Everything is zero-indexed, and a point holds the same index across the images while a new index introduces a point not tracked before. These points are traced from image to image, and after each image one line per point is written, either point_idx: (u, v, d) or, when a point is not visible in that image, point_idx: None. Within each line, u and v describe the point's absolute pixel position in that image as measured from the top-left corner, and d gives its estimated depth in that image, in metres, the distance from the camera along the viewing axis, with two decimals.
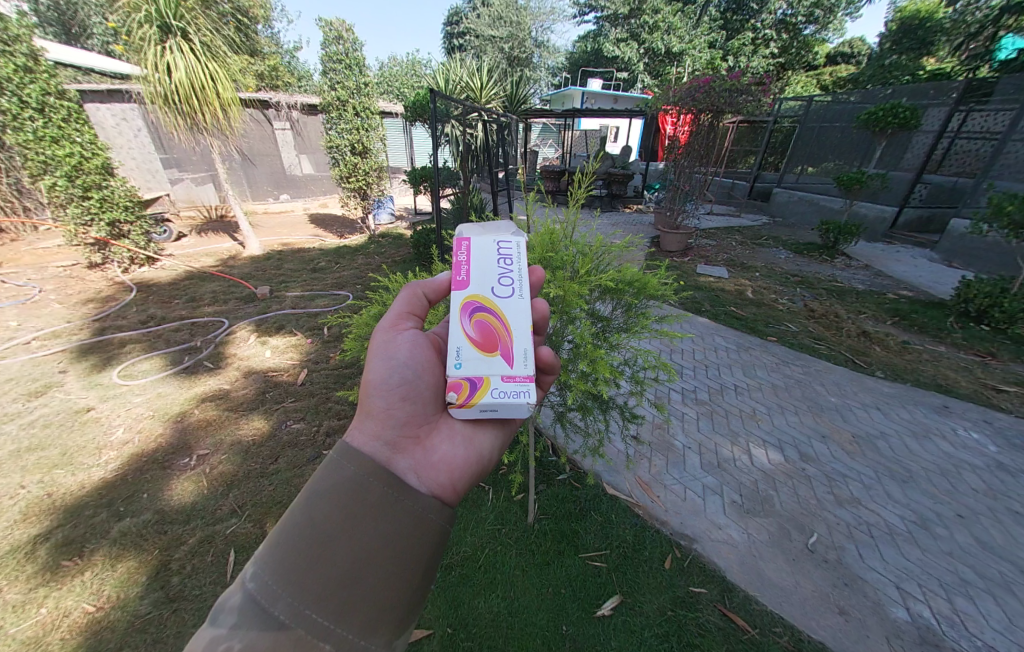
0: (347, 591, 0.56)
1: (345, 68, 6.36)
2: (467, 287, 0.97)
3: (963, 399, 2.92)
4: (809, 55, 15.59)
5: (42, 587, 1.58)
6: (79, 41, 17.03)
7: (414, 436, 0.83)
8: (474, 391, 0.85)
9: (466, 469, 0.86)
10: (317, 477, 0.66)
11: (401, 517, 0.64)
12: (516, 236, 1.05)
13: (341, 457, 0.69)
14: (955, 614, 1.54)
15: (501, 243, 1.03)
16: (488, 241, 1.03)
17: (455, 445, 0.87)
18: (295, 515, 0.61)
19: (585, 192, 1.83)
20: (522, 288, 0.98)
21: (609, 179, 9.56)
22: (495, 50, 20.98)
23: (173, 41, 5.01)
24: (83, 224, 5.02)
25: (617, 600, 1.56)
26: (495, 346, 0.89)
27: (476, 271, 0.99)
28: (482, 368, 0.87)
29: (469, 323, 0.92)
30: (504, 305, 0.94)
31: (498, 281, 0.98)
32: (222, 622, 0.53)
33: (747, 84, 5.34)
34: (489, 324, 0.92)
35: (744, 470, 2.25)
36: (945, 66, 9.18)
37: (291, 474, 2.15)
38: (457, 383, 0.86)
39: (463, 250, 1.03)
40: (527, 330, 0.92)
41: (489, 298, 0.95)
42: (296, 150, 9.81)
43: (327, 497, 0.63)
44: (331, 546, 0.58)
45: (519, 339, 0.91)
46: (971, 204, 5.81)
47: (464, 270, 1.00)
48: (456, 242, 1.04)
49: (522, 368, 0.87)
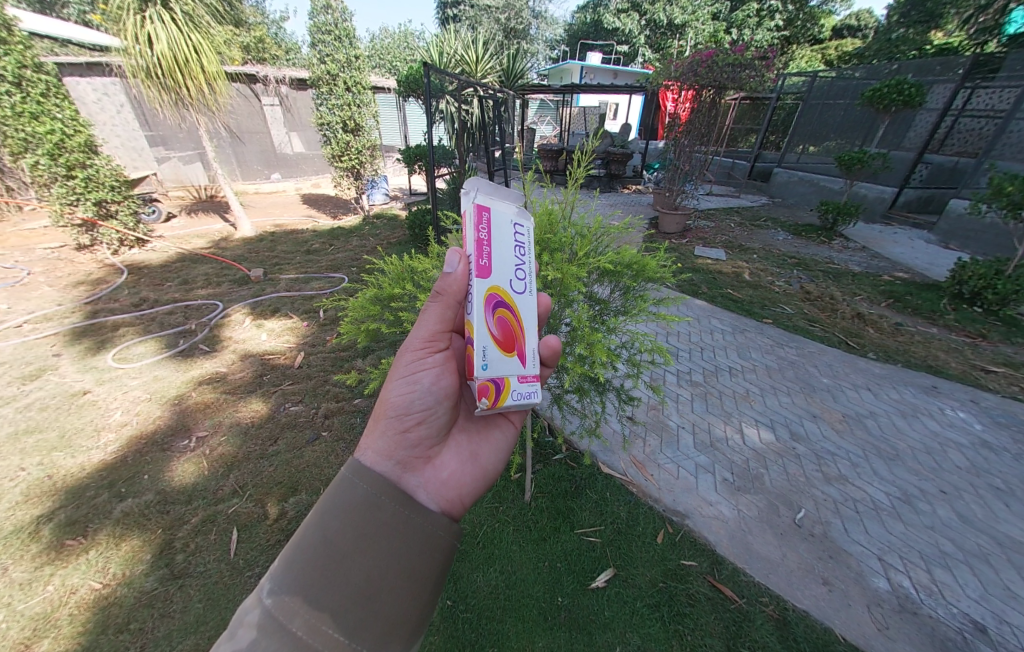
0: (362, 607, 0.58)
1: (335, 40, 6.06)
2: (489, 275, 0.84)
3: (952, 380, 2.97)
4: (815, 27, 14.82)
5: (47, 565, 1.62)
6: (55, 10, 16.36)
7: (424, 455, 0.82)
8: (498, 394, 0.81)
9: (473, 484, 0.87)
10: (329, 494, 0.66)
11: (413, 535, 0.66)
12: (528, 217, 0.96)
13: (354, 476, 0.68)
14: (932, 584, 1.61)
15: (519, 224, 0.93)
16: (507, 217, 0.90)
17: (462, 461, 0.87)
18: (308, 533, 0.62)
19: (584, 171, 1.77)
20: (535, 282, 0.93)
21: (608, 158, 9.31)
22: (490, 21, 20.14)
23: (152, 11, 4.74)
24: (69, 203, 4.86)
25: (610, 573, 1.61)
26: (514, 345, 0.84)
27: (499, 257, 0.86)
28: (504, 368, 0.82)
29: (493, 320, 0.82)
30: (523, 299, 0.88)
31: (519, 270, 0.88)
32: (242, 638, 0.54)
33: (751, 58, 5.17)
34: (511, 321, 0.84)
35: (735, 449, 2.31)
36: (953, 41, 8.92)
37: (290, 455, 2.17)
38: (484, 385, 0.79)
39: (483, 227, 0.85)
40: (540, 327, 0.89)
41: (510, 291, 0.86)
42: (285, 127, 9.50)
43: (341, 516, 0.63)
44: (347, 563, 0.60)
45: (532, 336, 0.88)
46: (971, 185, 5.76)
47: (486, 253, 0.84)
48: (476, 214, 0.85)
49: (533, 368, 0.87)
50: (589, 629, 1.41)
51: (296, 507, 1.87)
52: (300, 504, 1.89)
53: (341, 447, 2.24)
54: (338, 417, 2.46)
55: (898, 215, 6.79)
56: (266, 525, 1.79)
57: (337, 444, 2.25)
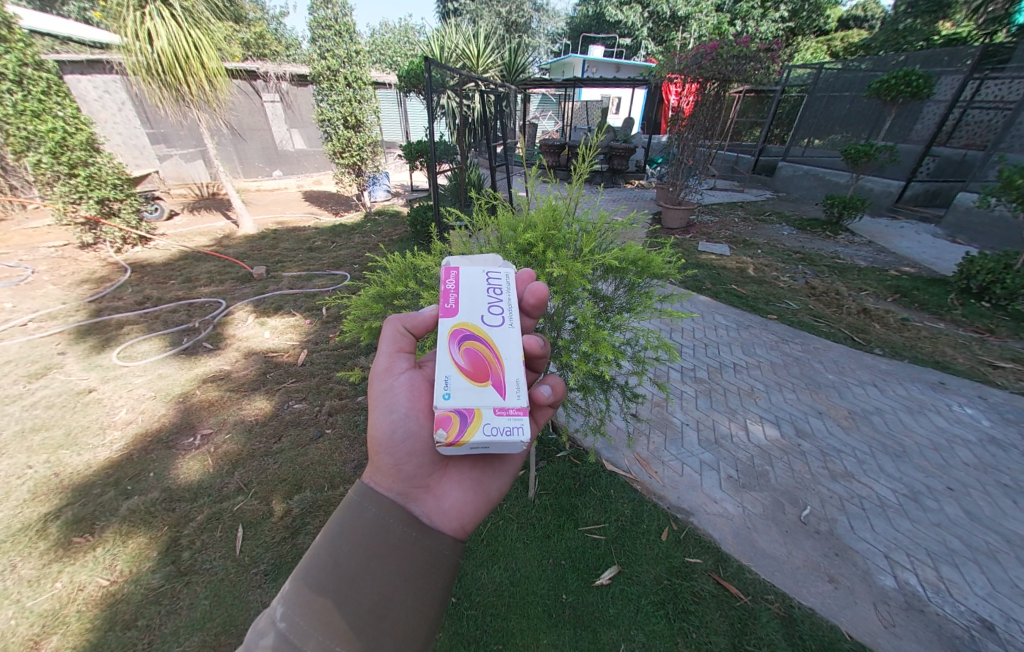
0: (372, 627, 0.58)
1: (335, 35, 5.99)
2: (455, 314, 0.88)
3: (959, 375, 2.94)
4: (821, 18, 14.45)
5: (55, 562, 1.63)
6: (57, 7, 16.49)
7: (425, 483, 0.81)
8: (463, 427, 0.73)
9: (477, 511, 0.84)
10: (337, 518, 0.67)
11: (419, 555, 0.66)
12: (504, 266, 0.99)
13: (360, 499, 0.70)
14: (940, 581, 1.60)
15: (490, 273, 0.96)
16: (476, 270, 0.95)
17: (465, 489, 0.85)
18: (318, 555, 0.63)
19: (588, 166, 1.74)
20: (512, 317, 0.90)
21: (610, 153, 9.24)
22: (492, 15, 20.01)
23: (152, 7, 4.71)
24: (72, 202, 4.86)
25: (616, 570, 1.61)
26: (486, 376, 0.80)
27: (466, 300, 0.90)
28: (472, 398, 0.76)
29: (458, 352, 0.82)
30: (495, 334, 0.86)
31: (489, 307, 0.90)
32: None
33: (756, 50, 5.07)
34: (479, 353, 0.83)
35: (741, 446, 2.29)
36: (961, 31, 8.79)
37: (295, 452, 2.18)
38: (446, 417, 0.74)
39: (453, 278, 0.93)
40: (518, 360, 0.84)
41: (479, 327, 0.86)
42: (286, 123, 9.41)
43: (350, 538, 0.65)
44: (357, 584, 0.61)
45: (511, 368, 0.82)
46: (980, 177, 5.69)
47: (453, 297, 0.90)
48: (444, 270, 0.95)
49: (515, 400, 0.78)
50: (593, 626, 1.41)
51: (301, 503, 1.88)
52: (305, 501, 1.89)
53: (344, 444, 2.25)
54: (342, 414, 2.46)
55: (905, 209, 6.72)
56: (272, 522, 1.80)
57: (341, 441, 2.26)
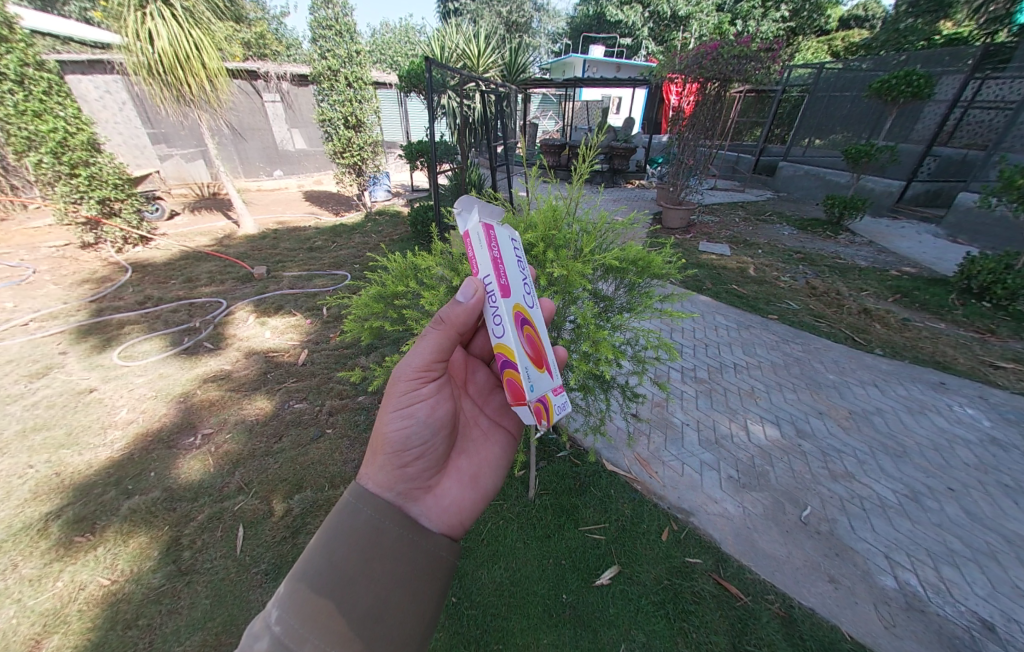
0: (370, 629, 0.59)
1: (336, 35, 6.00)
2: (510, 294, 0.77)
3: (959, 376, 2.94)
4: (821, 18, 14.40)
5: (57, 561, 1.63)
6: (58, 7, 16.58)
7: (424, 484, 0.82)
8: (550, 412, 0.78)
9: (473, 509, 0.86)
10: (334, 520, 0.67)
11: (416, 556, 0.67)
12: (519, 232, 0.90)
13: (357, 500, 0.69)
14: (940, 582, 1.60)
15: (517, 239, 0.85)
16: (508, 235, 0.83)
17: (462, 488, 0.87)
18: (314, 558, 0.63)
19: (589, 166, 1.75)
20: (541, 294, 0.89)
21: (610, 153, 9.24)
22: (493, 14, 20.02)
23: (153, 7, 4.72)
24: (73, 202, 4.86)
25: (615, 570, 1.61)
26: (545, 359, 0.81)
27: (513, 275, 0.79)
28: (547, 385, 0.79)
29: (523, 337, 0.77)
30: (538, 314, 0.84)
31: (527, 284, 0.84)
32: None
33: (757, 50, 5.07)
34: (536, 336, 0.81)
35: (740, 445, 2.29)
36: (962, 31, 8.80)
37: (296, 452, 2.18)
38: (536, 408, 0.75)
39: (498, 245, 0.78)
40: (554, 338, 0.88)
41: (530, 308, 0.82)
42: (287, 123, 9.42)
43: (345, 541, 0.64)
44: (354, 585, 0.61)
45: (553, 347, 0.86)
46: (981, 178, 5.68)
47: (504, 272, 0.77)
48: (484, 234, 0.77)
49: (560, 377, 0.86)
50: (594, 626, 1.41)
51: (302, 503, 1.88)
52: (305, 501, 1.89)
53: (345, 445, 2.25)
54: (342, 414, 2.47)
55: (905, 209, 6.72)
56: (272, 521, 1.80)
57: (341, 441, 2.26)
